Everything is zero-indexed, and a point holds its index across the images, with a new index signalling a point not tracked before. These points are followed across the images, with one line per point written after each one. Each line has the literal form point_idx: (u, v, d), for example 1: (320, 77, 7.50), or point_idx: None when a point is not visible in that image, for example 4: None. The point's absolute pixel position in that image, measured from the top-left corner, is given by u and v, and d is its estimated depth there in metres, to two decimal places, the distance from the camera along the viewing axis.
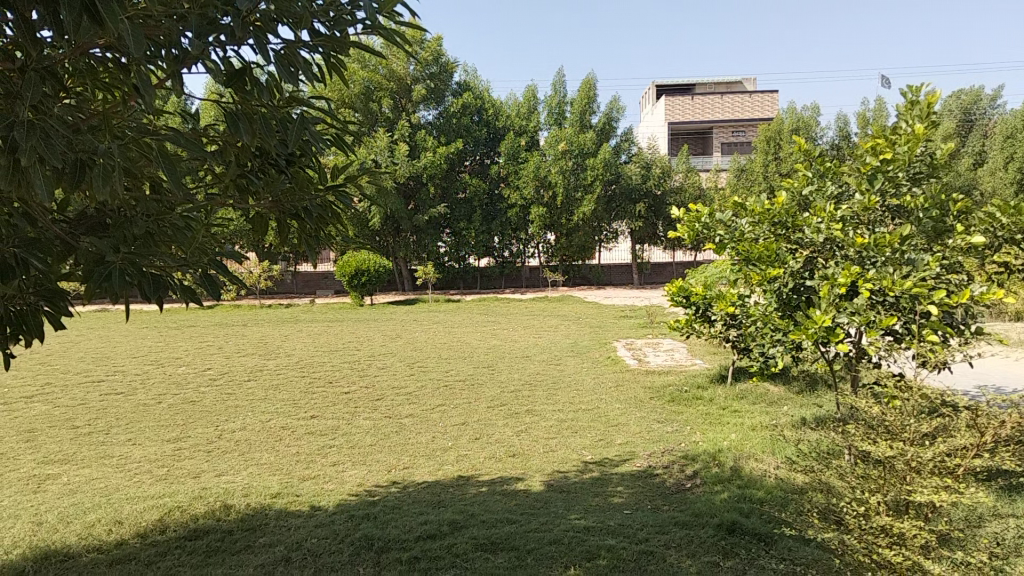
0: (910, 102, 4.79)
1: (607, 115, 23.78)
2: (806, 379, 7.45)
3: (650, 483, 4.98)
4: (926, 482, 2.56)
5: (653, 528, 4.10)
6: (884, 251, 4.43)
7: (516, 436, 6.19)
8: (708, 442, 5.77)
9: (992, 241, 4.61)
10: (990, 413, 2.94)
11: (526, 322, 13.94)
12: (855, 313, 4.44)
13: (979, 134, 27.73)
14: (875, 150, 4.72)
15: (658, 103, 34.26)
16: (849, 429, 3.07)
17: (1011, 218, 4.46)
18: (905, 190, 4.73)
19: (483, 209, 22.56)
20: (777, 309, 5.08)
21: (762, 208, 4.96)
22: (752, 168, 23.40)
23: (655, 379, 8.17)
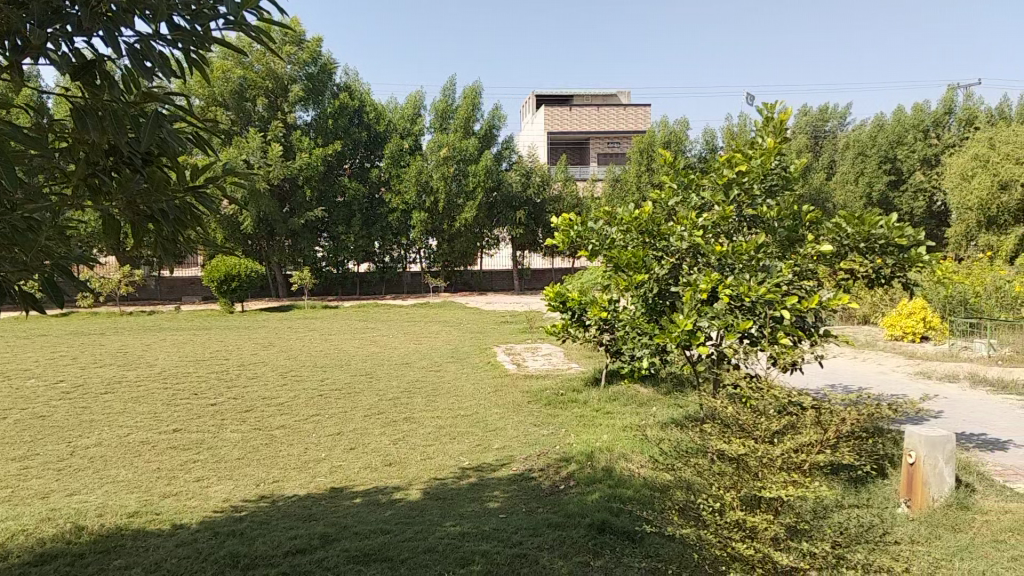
0: (766, 118, 5.09)
1: (489, 123, 23.99)
2: (673, 381, 7.77)
3: (526, 486, 5.03)
4: (775, 477, 2.72)
5: (526, 530, 4.14)
6: (741, 259, 4.70)
7: (392, 444, 6.11)
8: (581, 443, 5.90)
9: (840, 249, 4.93)
10: (832, 412, 3.17)
11: (406, 328, 13.82)
12: (715, 317, 4.68)
13: (830, 148, 29.94)
14: (733, 162, 5.00)
15: (538, 113, 34.84)
16: (706, 429, 3.21)
17: (855, 228, 4.80)
18: (760, 202, 5.03)
19: (363, 214, 22.19)
20: (644, 314, 5.28)
21: (630, 217, 5.15)
22: (626, 178, 24.13)
23: (533, 383, 8.30)
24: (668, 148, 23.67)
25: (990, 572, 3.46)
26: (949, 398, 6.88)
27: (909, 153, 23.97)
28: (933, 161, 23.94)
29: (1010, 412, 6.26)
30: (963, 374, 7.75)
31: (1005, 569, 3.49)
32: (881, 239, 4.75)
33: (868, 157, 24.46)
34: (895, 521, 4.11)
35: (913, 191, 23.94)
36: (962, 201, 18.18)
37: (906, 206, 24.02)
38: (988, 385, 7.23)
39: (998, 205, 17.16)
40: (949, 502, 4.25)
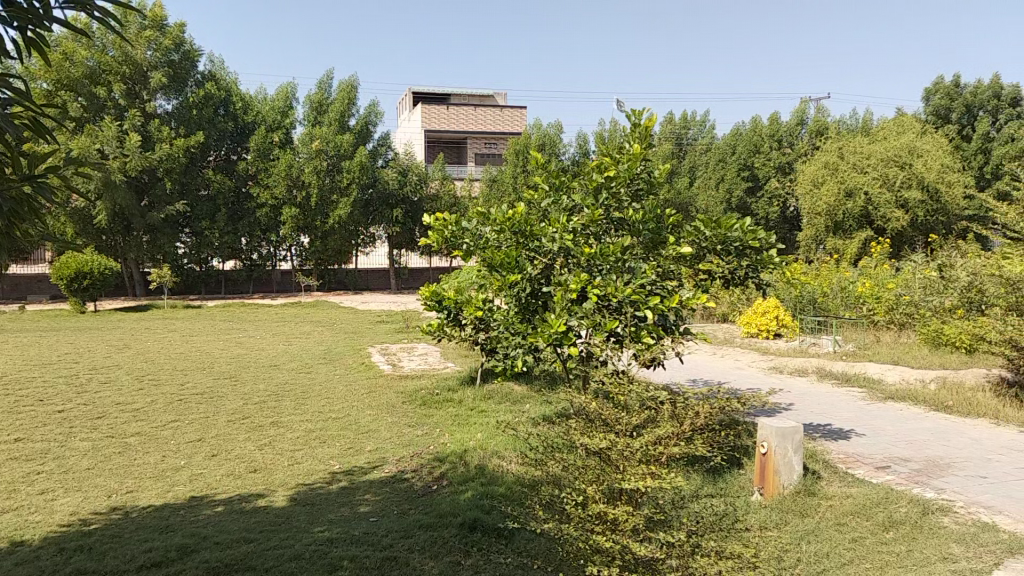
0: (633, 125, 5.27)
1: (364, 119, 23.61)
2: (546, 378, 7.91)
3: (397, 488, 4.98)
4: (634, 470, 2.81)
5: (397, 533, 4.10)
6: (608, 260, 4.85)
7: (258, 450, 5.90)
8: (455, 442, 5.91)
9: (699, 251, 5.18)
10: (688, 406, 3.32)
11: (275, 329, 13.38)
12: (584, 317, 4.80)
13: (696, 154, 31.40)
14: (601, 166, 5.15)
15: (414, 111, 34.59)
16: (572, 425, 3.28)
17: (713, 231, 5.06)
18: (627, 204, 5.21)
19: (228, 208, 21.41)
20: (517, 313, 5.33)
21: (503, 218, 5.20)
22: (502, 178, 24.37)
23: (407, 383, 8.22)
24: (543, 149, 24.12)
25: (833, 553, 3.73)
26: (798, 391, 7.37)
27: (765, 162, 25.55)
28: (787, 169, 25.62)
29: (851, 403, 6.78)
30: (811, 369, 8.31)
31: (846, 550, 3.77)
32: (736, 242, 5.04)
33: (728, 165, 25.84)
34: (749, 508, 4.35)
35: (768, 197, 25.52)
36: (812, 207, 19.48)
37: (762, 211, 25.56)
38: (832, 379, 7.79)
39: (843, 211, 18.55)
40: (798, 488, 4.54)
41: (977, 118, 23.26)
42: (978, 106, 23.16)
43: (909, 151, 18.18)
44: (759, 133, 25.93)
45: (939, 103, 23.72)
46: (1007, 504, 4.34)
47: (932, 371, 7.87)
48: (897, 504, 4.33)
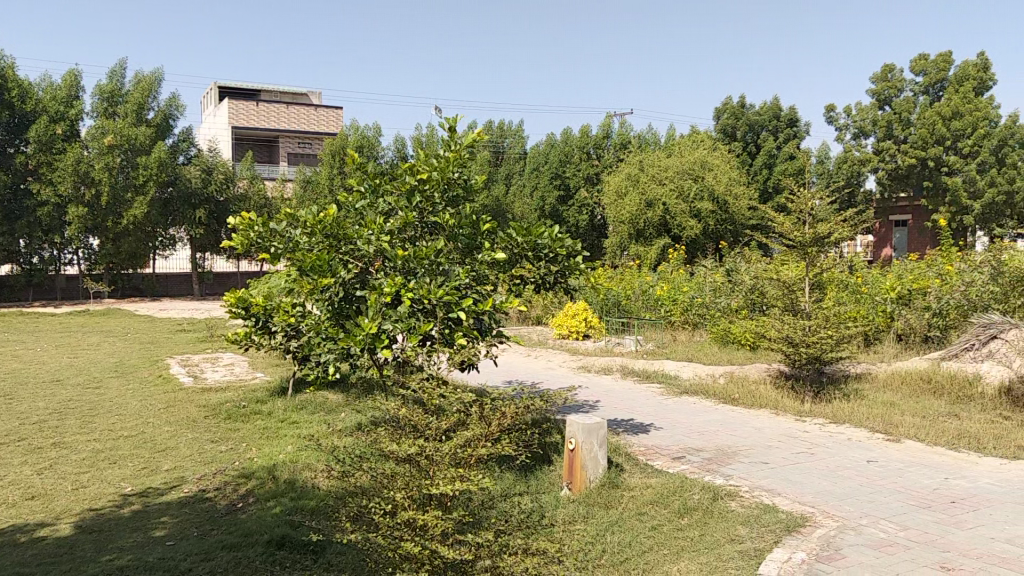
0: (448, 131, 5.34)
1: (164, 112, 22.09)
2: (361, 386, 7.77)
3: (198, 508, 4.67)
4: (443, 474, 2.82)
5: (198, 556, 3.84)
6: (422, 263, 4.83)
7: (36, 475, 5.31)
8: (263, 457, 5.64)
9: (512, 256, 5.29)
10: (497, 409, 3.38)
11: (59, 340, 12.13)
12: (398, 321, 4.73)
13: (512, 161, 32.17)
14: (416, 170, 5.16)
15: (221, 106, 32.79)
16: (382, 431, 3.23)
17: (524, 237, 5.20)
18: (441, 209, 5.23)
19: (3, 207, 19.21)
20: (330, 319, 5.15)
21: (314, 219, 5.03)
22: (316, 180, 23.69)
23: (211, 396, 7.76)
24: (359, 151, 23.73)
25: (634, 541, 3.94)
26: (603, 388, 7.75)
27: (575, 171, 26.69)
28: (595, 179, 26.95)
29: (651, 399, 7.23)
30: (617, 367, 8.79)
31: (646, 538, 4.00)
32: (546, 248, 5.23)
33: (542, 171, 26.73)
34: (557, 503, 4.50)
35: (578, 206, 26.66)
36: (617, 216, 20.53)
37: (572, 219, 26.66)
38: (635, 376, 8.28)
39: (645, 220, 19.75)
40: (602, 482, 4.75)
41: (758, 136, 25.65)
42: (759, 126, 25.56)
43: (701, 165, 19.74)
44: (570, 144, 27.01)
45: (726, 122, 25.92)
46: (784, 486, 4.80)
47: (721, 366, 8.58)
48: (691, 492, 4.66)
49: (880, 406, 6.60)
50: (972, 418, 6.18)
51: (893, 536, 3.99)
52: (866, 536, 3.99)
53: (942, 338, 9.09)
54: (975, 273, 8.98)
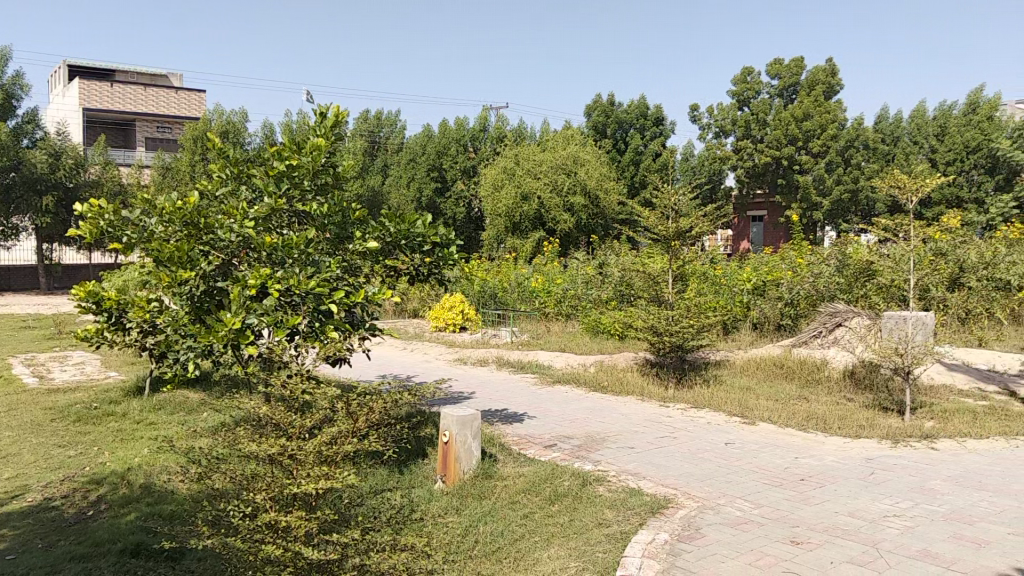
0: (317, 116, 5.22)
1: (5, 91, 20.35)
2: (226, 383, 7.46)
3: (43, 518, 4.34)
4: (306, 473, 2.75)
5: (41, 569, 3.56)
6: (291, 252, 4.67)
7: None
8: (116, 461, 5.31)
9: (385, 246, 5.21)
10: (364, 403, 3.33)
11: None
12: (264, 314, 4.54)
13: (387, 152, 31.73)
14: (283, 156, 4.99)
15: (70, 86, 30.54)
16: (243, 430, 3.10)
17: (397, 226, 5.14)
18: (310, 197, 5.09)
19: None
20: (190, 314, 4.88)
21: (172, 206, 4.76)
22: (178, 167, 22.47)
23: (59, 397, 7.22)
24: (225, 137, 22.74)
25: (506, 530, 3.98)
26: (477, 380, 7.79)
27: (452, 164, 26.64)
28: (471, 172, 27.00)
29: (524, 389, 7.33)
30: (492, 359, 8.86)
31: (518, 526, 4.05)
32: (418, 237, 5.20)
33: (417, 163, 26.58)
34: (430, 496, 4.47)
35: (455, 198, 26.65)
36: (493, 208, 20.67)
37: (449, 211, 26.61)
38: (510, 367, 8.37)
39: (520, 214, 19.97)
40: (475, 473, 4.77)
41: (627, 133, 26.47)
42: (628, 123, 26.39)
43: (573, 160, 20.22)
44: (446, 136, 26.96)
45: (598, 118, 26.50)
46: (650, 470, 4.99)
47: (592, 355, 8.82)
48: (561, 479, 4.76)
49: (738, 390, 6.99)
50: (818, 401, 6.64)
51: (748, 514, 4.22)
52: (723, 515, 4.21)
53: (792, 327, 9.70)
54: (822, 265, 9.65)
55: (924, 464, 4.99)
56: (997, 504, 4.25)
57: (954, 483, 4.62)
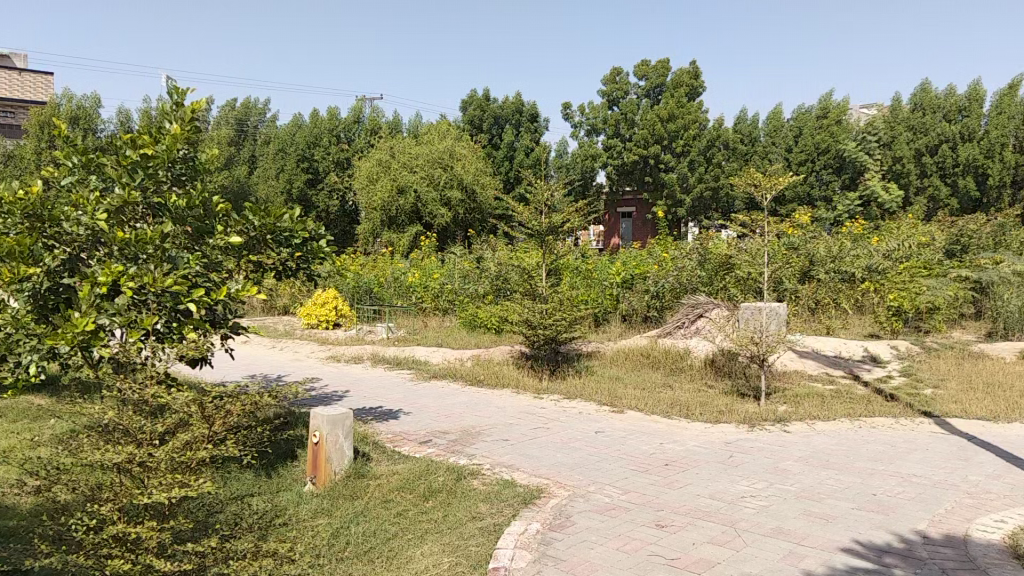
0: (173, 104, 4.97)
1: None
2: (76, 386, 6.97)
3: None
4: (159, 482, 2.61)
5: None
6: (145, 247, 4.38)
7: None
8: None
9: (249, 240, 5.01)
10: (222, 406, 3.20)
11: None
12: (116, 313, 4.26)
13: (256, 143, 30.61)
14: (137, 145, 4.71)
15: None
16: (88, 438, 2.91)
17: (261, 220, 4.95)
18: (167, 189, 4.83)
19: None
20: (32, 313, 4.51)
21: (11, 197, 4.38)
22: (21, 153, 20.81)
23: None
24: (75, 124, 21.25)
25: (379, 530, 3.93)
26: (350, 377, 7.64)
27: (324, 155, 26.01)
28: (345, 164, 26.46)
29: (399, 385, 7.26)
30: (366, 356, 8.72)
31: (391, 525, 4.00)
32: (283, 231, 5.03)
33: (287, 154, 25.83)
34: (300, 499, 4.35)
35: (328, 190, 26.06)
36: (368, 202, 20.33)
37: (322, 204, 26.00)
38: (385, 363, 8.28)
39: (396, 207, 19.77)
40: (346, 473, 4.68)
41: (503, 129, 26.71)
42: (503, 119, 26.64)
43: (449, 155, 20.21)
44: (318, 126, 26.30)
45: (473, 113, 26.60)
46: (523, 461, 5.05)
47: (468, 350, 8.84)
48: (435, 474, 4.74)
49: (608, 380, 7.21)
50: (682, 388, 6.95)
51: (616, 500, 4.35)
52: (593, 502, 4.32)
53: (659, 318, 10.10)
54: (685, 259, 10.09)
55: (778, 446, 5.32)
56: (841, 481, 4.59)
57: (803, 463, 4.95)
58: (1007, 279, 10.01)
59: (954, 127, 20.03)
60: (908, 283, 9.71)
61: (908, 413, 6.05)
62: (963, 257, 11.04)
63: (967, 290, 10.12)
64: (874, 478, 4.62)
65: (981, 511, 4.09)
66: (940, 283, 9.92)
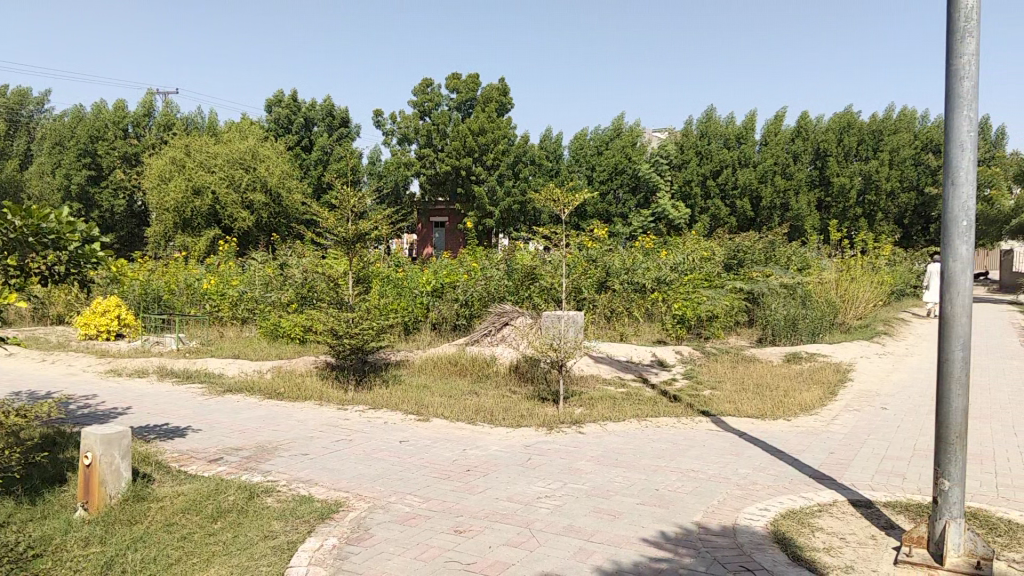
0: None
1: None
2: None
3: None
4: None
5: None
6: None
7: None
8: None
9: (6, 243, 4.42)
10: None
11: None
12: None
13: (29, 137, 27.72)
14: None
15: None
16: None
17: (22, 220, 4.39)
18: None
19: None
20: None
21: None
22: None
23: None
24: None
25: (159, 556, 3.62)
26: (133, 393, 7.04)
27: (109, 150, 24.01)
28: (133, 160, 24.57)
29: (189, 400, 6.80)
30: (153, 369, 8.11)
31: (173, 550, 3.70)
32: (49, 233, 4.50)
33: (67, 148, 23.58)
34: (68, 528, 3.92)
35: (113, 188, 24.04)
36: (159, 203, 19.01)
37: (106, 204, 23.95)
38: (174, 377, 7.73)
39: (192, 209, 18.61)
40: (124, 497, 4.27)
41: (312, 132, 26.03)
42: (313, 121, 25.98)
43: (251, 155, 19.41)
44: (102, 119, 24.23)
45: (281, 113, 25.55)
46: (321, 475, 4.89)
47: (269, 361, 8.46)
48: (225, 493, 4.47)
49: (414, 389, 7.18)
50: (487, 395, 7.07)
51: (415, 509, 4.32)
52: (393, 512, 4.26)
53: (467, 327, 10.22)
54: (492, 270, 10.35)
55: (573, 447, 5.55)
56: (629, 478, 4.85)
57: (596, 462, 5.19)
58: (775, 291, 11.12)
59: (734, 153, 21.89)
60: (691, 294, 10.51)
61: (690, 413, 6.54)
62: (739, 270, 12.12)
63: (742, 301, 11.13)
64: (659, 475, 4.94)
65: (748, 501, 4.49)
66: (718, 294, 10.79)
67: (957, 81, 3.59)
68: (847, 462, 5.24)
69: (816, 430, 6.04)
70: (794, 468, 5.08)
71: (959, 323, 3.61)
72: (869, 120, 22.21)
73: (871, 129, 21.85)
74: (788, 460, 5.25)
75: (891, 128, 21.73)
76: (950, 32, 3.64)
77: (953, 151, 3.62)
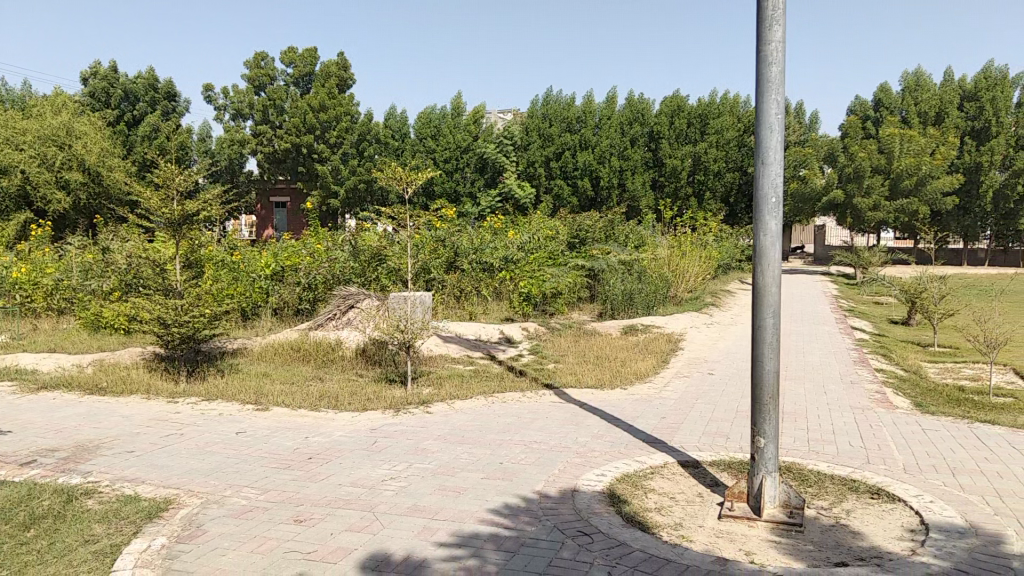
0: None
1: None
2: None
3: None
4: None
5: None
6: None
7: None
8: None
9: None
10: None
11: None
12: None
13: None
14: None
15: None
16: None
17: None
18: None
19: None
20: None
21: None
22: None
23: None
24: None
25: None
26: None
27: None
28: None
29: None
30: None
31: None
32: None
33: None
34: None
35: None
36: None
37: None
38: None
39: None
40: None
41: (134, 106, 24.28)
42: (134, 94, 24.24)
43: (66, 131, 17.95)
44: None
45: (97, 85, 23.65)
46: (150, 472, 4.63)
47: (88, 355, 7.86)
48: (39, 499, 4.13)
49: (253, 377, 6.93)
50: (331, 380, 6.93)
51: (253, 501, 4.18)
52: (228, 507, 4.10)
53: (310, 310, 9.99)
54: (336, 252, 10.14)
55: (419, 427, 5.56)
56: (473, 454, 4.93)
57: (441, 441, 5.23)
58: (613, 267, 11.57)
59: (574, 136, 22.56)
60: (535, 271, 10.76)
61: (533, 387, 6.72)
62: (581, 248, 12.50)
63: (583, 277, 11.49)
64: (503, 449, 5.05)
65: (586, 468, 4.68)
66: (560, 271, 11.12)
67: (766, 66, 3.86)
68: (677, 426, 5.57)
69: (650, 397, 6.39)
70: (630, 435, 5.34)
71: (771, 292, 3.91)
72: (698, 104, 23.25)
73: (699, 113, 22.94)
74: (624, 427, 5.52)
75: (717, 111, 23.04)
76: (760, 20, 3.89)
77: (764, 132, 3.90)
